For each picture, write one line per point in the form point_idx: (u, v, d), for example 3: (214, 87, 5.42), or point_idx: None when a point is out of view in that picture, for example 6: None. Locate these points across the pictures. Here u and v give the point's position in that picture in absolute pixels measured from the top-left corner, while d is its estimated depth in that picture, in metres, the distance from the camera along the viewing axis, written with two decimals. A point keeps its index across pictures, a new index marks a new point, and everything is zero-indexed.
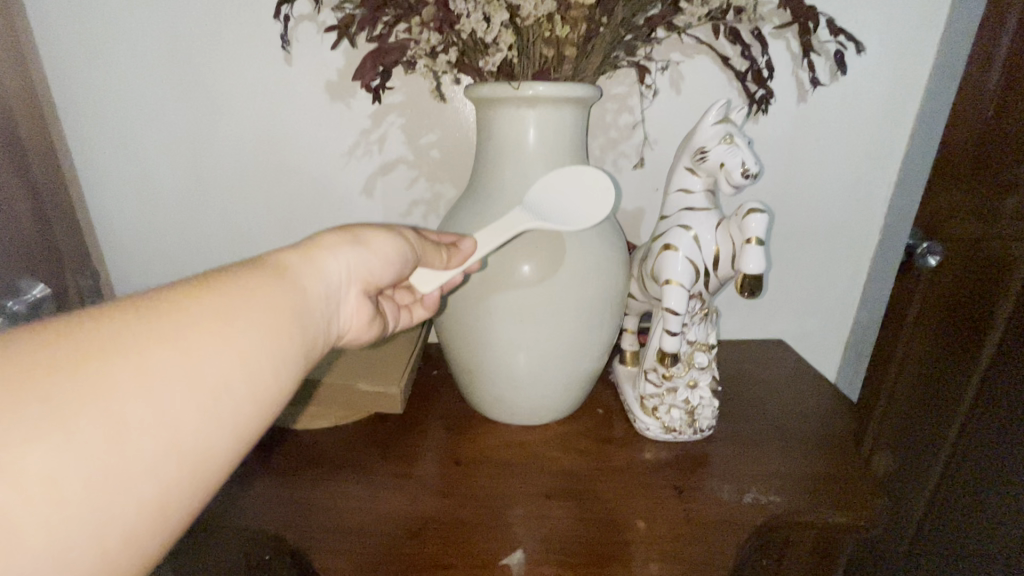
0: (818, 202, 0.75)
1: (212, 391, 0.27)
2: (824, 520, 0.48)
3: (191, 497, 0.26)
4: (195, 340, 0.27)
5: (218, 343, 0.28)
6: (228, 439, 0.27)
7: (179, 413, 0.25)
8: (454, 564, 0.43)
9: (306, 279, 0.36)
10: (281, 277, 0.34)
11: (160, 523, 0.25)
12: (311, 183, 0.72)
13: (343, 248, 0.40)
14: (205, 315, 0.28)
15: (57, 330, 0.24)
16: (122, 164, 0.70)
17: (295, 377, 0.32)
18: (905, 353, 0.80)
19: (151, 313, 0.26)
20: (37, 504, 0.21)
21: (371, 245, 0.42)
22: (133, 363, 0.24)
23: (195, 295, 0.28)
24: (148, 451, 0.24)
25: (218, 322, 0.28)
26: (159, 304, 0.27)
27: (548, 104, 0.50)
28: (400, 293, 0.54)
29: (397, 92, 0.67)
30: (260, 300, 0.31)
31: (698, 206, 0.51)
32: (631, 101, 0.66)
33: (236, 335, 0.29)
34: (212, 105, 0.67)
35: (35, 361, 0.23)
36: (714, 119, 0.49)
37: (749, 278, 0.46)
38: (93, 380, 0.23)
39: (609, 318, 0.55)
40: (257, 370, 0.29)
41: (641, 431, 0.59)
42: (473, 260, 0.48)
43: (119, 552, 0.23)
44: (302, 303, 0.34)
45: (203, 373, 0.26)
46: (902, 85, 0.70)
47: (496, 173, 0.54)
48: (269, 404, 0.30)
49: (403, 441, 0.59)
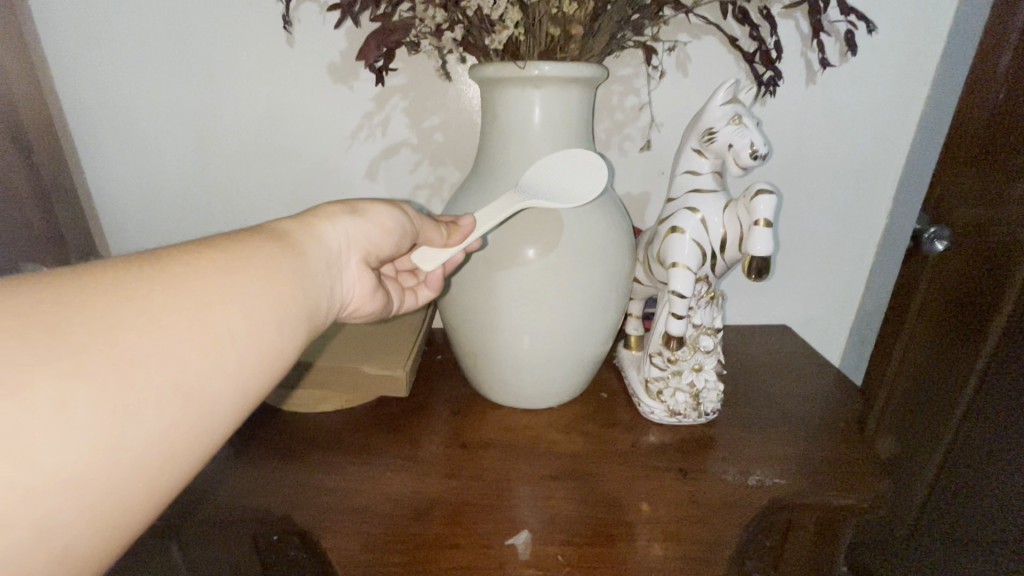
0: (826, 185, 0.75)
1: (218, 339, 0.27)
2: (829, 502, 0.49)
3: (199, 442, 0.26)
4: (199, 290, 0.28)
5: (223, 296, 0.28)
6: (234, 387, 0.28)
7: (186, 353, 0.26)
8: (461, 544, 0.43)
9: (307, 245, 0.37)
10: (283, 243, 0.35)
11: (170, 463, 0.25)
12: (314, 167, 0.71)
13: (343, 218, 0.41)
14: (208, 269, 0.29)
15: (66, 278, 0.25)
16: (124, 147, 0.69)
17: (299, 335, 0.33)
18: (910, 338, 0.79)
19: (157, 266, 0.28)
20: (50, 429, 0.21)
21: (371, 217, 0.43)
22: (141, 307, 0.25)
23: (199, 253, 0.30)
24: (157, 385, 0.24)
25: (222, 275, 0.29)
26: (165, 260, 0.28)
27: (554, 85, 0.50)
28: (402, 276, 0.54)
29: (401, 74, 0.66)
30: (262, 260, 0.32)
31: (705, 188, 0.50)
32: (637, 83, 0.66)
33: (240, 290, 0.30)
34: (213, 87, 0.67)
35: (47, 305, 0.24)
36: (723, 99, 0.48)
37: (757, 260, 0.45)
38: (103, 318, 0.24)
39: (614, 301, 0.55)
40: (261, 321, 0.30)
41: (645, 414, 0.60)
42: (473, 238, 0.48)
43: (129, 487, 0.23)
44: (303, 265, 0.35)
45: (208, 318, 0.27)
46: (912, 67, 0.69)
47: (501, 155, 0.53)
48: (274, 359, 0.31)
49: (408, 423, 0.59)
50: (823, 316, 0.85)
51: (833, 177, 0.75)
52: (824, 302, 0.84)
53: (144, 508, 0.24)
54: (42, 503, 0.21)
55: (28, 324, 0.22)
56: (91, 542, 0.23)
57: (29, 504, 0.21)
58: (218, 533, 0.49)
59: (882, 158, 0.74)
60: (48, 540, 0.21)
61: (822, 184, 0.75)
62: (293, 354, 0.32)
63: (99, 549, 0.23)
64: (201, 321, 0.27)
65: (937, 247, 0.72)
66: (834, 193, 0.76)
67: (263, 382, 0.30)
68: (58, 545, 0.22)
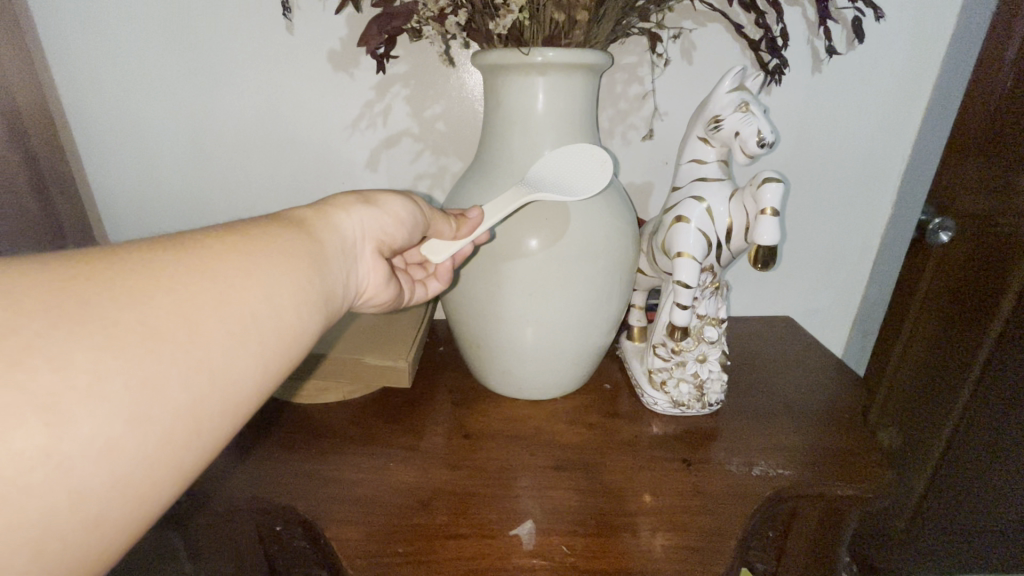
0: (831, 175, 0.75)
1: (239, 319, 0.28)
2: (832, 491, 0.49)
3: (221, 420, 0.26)
4: (220, 272, 0.28)
5: (244, 279, 0.29)
6: (255, 367, 0.28)
7: (209, 332, 0.26)
8: (464, 534, 0.43)
9: (322, 232, 0.37)
10: (299, 229, 0.35)
11: (195, 438, 0.25)
12: (315, 156, 0.71)
13: (357, 207, 0.41)
14: (229, 252, 0.29)
15: (90, 257, 0.25)
16: (122, 136, 0.69)
17: (316, 318, 0.33)
18: (913, 330, 0.79)
19: (178, 248, 0.28)
20: (82, 400, 0.22)
21: (384, 206, 0.43)
22: (166, 287, 0.26)
23: (219, 237, 0.30)
24: (183, 361, 0.25)
25: (242, 258, 0.30)
26: (187, 244, 0.29)
27: (558, 73, 0.49)
28: (412, 269, 0.54)
29: (402, 61, 0.66)
30: (280, 245, 0.32)
31: (711, 177, 0.50)
32: (642, 71, 0.65)
33: (260, 273, 0.30)
34: (213, 75, 0.66)
35: (76, 283, 0.24)
36: (729, 87, 0.48)
37: (763, 249, 0.45)
38: (130, 295, 0.25)
39: (618, 292, 0.55)
40: (280, 304, 0.30)
41: (648, 405, 0.59)
42: (482, 230, 0.48)
43: (159, 458, 0.24)
44: (319, 251, 0.35)
45: (228, 299, 0.28)
46: (919, 56, 0.68)
47: (504, 144, 0.53)
48: (293, 342, 0.31)
49: (411, 414, 0.59)
50: (826, 307, 0.85)
51: (838, 167, 0.74)
52: (827, 293, 0.83)
53: (171, 483, 0.25)
54: (76, 471, 0.21)
55: (56, 300, 0.23)
56: (121, 512, 0.23)
57: (64, 470, 0.21)
58: (222, 523, 0.49)
59: (888, 148, 0.73)
60: (82, 503, 0.22)
61: (827, 174, 0.75)
62: (310, 337, 0.32)
63: (128, 521, 0.23)
64: (223, 301, 0.27)
65: (942, 238, 0.71)
66: (838, 183, 0.75)
67: (282, 364, 0.30)
68: (90, 513, 0.22)
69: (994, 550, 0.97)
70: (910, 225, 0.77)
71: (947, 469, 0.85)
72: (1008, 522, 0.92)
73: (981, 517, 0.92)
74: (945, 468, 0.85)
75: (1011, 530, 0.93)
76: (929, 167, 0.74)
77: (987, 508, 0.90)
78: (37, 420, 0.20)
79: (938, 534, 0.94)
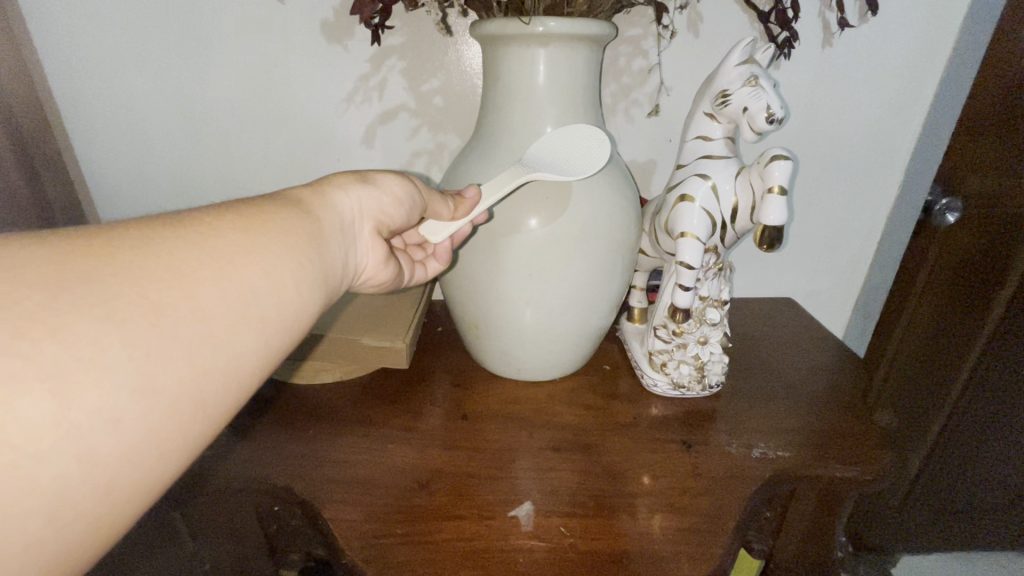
0: (838, 153, 0.73)
1: (239, 293, 0.27)
2: (831, 473, 0.49)
3: (226, 392, 0.26)
4: (219, 247, 0.27)
5: (243, 255, 0.28)
6: (256, 343, 0.27)
7: (212, 306, 0.25)
8: (463, 514, 0.43)
9: (319, 209, 0.36)
10: (297, 207, 0.34)
11: (201, 411, 0.24)
12: (310, 131, 0.69)
13: (354, 186, 0.40)
14: (226, 229, 0.28)
15: (87, 233, 0.25)
16: (110, 111, 0.67)
17: (317, 297, 0.32)
18: (915, 311, 0.78)
19: (176, 224, 0.27)
20: (86, 368, 0.21)
21: (381, 185, 0.42)
22: (165, 262, 0.25)
23: (216, 214, 0.29)
24: (185, 334, 0.24)
25: (239, 235, 0.29)
26: (183, 221, 0.28)
27: (561, 45, 0.47)
28: (412, 250, 0.53)
29: (398, 32, 0.63)
30: (278, 222, 0.31)
31: (716, 154, 0.48)
32: (646, 44, 0.63)
33: (258, 247, 0.29)
34: (203, 47, 0.63)
35: (74, 256, 0.23)
36: (738, 60, 0.46)
37: (769, 229, 0.44)
38: (130, 269, 0.24)
39: (619, 272, 0.54)
40: (280, 280, 0.29)
41: (648, 387, 0.59)
42: (479, 210, 0.46)
43: (167, 427, 0.23)
44: (318, 230, 0.34)
45: (228, 273, 0.27)
46: (934, 30, 0.66)
47: (504, 119, 0.51)
48: (296, 318, 0.30)
49: (408, 395, 0.58)
50: (828, 288, 0.84)
51: (846, 145, 0.72)
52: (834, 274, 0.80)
53: (177, 456, 0.24)
54: (84, 439, 0.20)
55: (58, 274, 0.22)
56: (131, 482, 0.22)
57: (74, 438, 0.20)
58: (221, 501, 0.49)
59: (899, 125, 0.71)
60: (92, 473, 0.21)
61: (835, 152, 0.73)
62: (311, 315, 0.31)
63: (137, 494, 0.23)
64: (223, 277, 0.26)
65: (948, 219, 0.71)
66: (845, 163, 0.74)
67: (284, 340, 0.29)
68: (101, 481, 0.21)
69: (984, 527, 0.98)
70: (916, 206, 0.76)
71: (942, 448, 0.86)
72: (1000, 500, 0.93)
73: (971, 495, 0.93)
74: (941, 447, 0.86)
75: (1001, 507, 0.95)
76: (936, 147, 0.73)
77: (978, 486, 0.92)
78: (43, 390, 0.20)
79: (929, 512, 0.95)
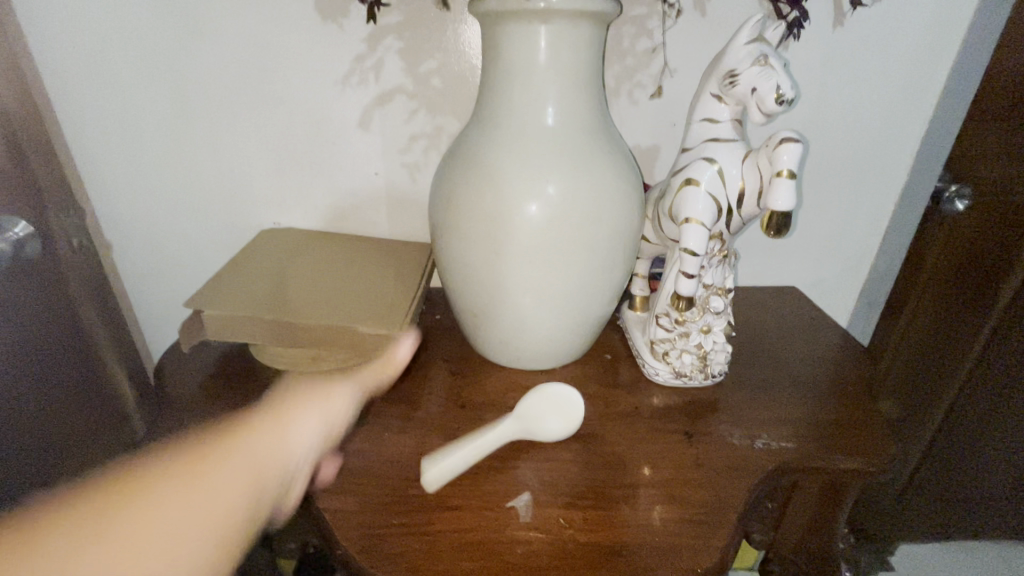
0: (850, 139, 0.71)
1: (178, 537, 0.30)
2: (835, 465, 0.48)
3: None
4: (156, 507, 0.31)
5: (185, 507, 0.32)
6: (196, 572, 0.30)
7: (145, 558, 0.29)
8: (461, 505, 0.43)
9: (264, 457, 0.39)
10: (236, 446, 0.38)
11: None
12: (304, 114, 0.67)
13: (306, 418, 0.45)
14: (169, 491, 0.33)
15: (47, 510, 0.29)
16: (98, 91, 0.65)
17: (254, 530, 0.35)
18: (916, 308, 0.78)
19: (122, 482, 0.32)
20: None
21: (332, 396, 0.47)
22: (106, 532, 0.29)
23: (164, 475, 0.33)
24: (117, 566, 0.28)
25: (184, 501, 0.33)
26: (134, 480, 0.32)
27: (562, 21, 0.46)
28: (383, 417, 0.52)
29: (395, 11, 0.61)
30: (230, 468, 0.37)
31: (723, 137, 0.47)
32: (651, 24, 0.61)
33: (203, 504, 0.33)
34: (194, 26, 0.62)
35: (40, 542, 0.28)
36: (747, 38, 0.44)
37: (777, 215, 0.43)
38: (71, 542, 0.28)
39: (621, 259, 0.53)
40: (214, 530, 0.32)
41: (648, 376, 0.58)
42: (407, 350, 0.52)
43: None
44: (259, 481, 0.37)
45: (159, 520, 0.31)
46: (950, 10, 0.64)
47: (503, 100, 0.49)
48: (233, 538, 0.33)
49: (405, 383, 0.57)
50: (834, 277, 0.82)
51: (858, 131, 0.70)
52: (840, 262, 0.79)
53: None
54: None
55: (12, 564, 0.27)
56: None
57: None
58: None
59: (912, 109, 0.69)
60: None
61: (847, 138, 0.70)
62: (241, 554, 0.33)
63: None
64: (157, 530, 0.30)
65: (957, 206, 0.71)
66: (855, 148, 0.71)
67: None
68: None
69: (982, 515, 0.98)
70: (924, 193, 0.74)
71: (942, 437, 0.86)
72: (1000, 489, 0.93)
73: (971, 484, 0.93)
74: (942, 437, 0.85)
75: (1001, 496, 0.95)
76: (947, 133, 0.71)
77: (978, 476, 0.91)
78: None
79: (929, 501, 0.95)
